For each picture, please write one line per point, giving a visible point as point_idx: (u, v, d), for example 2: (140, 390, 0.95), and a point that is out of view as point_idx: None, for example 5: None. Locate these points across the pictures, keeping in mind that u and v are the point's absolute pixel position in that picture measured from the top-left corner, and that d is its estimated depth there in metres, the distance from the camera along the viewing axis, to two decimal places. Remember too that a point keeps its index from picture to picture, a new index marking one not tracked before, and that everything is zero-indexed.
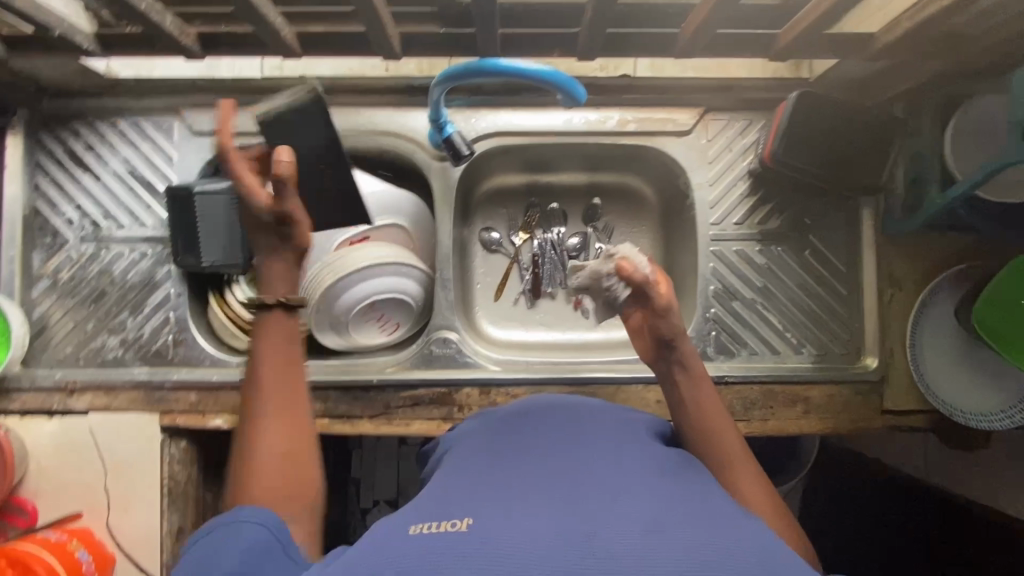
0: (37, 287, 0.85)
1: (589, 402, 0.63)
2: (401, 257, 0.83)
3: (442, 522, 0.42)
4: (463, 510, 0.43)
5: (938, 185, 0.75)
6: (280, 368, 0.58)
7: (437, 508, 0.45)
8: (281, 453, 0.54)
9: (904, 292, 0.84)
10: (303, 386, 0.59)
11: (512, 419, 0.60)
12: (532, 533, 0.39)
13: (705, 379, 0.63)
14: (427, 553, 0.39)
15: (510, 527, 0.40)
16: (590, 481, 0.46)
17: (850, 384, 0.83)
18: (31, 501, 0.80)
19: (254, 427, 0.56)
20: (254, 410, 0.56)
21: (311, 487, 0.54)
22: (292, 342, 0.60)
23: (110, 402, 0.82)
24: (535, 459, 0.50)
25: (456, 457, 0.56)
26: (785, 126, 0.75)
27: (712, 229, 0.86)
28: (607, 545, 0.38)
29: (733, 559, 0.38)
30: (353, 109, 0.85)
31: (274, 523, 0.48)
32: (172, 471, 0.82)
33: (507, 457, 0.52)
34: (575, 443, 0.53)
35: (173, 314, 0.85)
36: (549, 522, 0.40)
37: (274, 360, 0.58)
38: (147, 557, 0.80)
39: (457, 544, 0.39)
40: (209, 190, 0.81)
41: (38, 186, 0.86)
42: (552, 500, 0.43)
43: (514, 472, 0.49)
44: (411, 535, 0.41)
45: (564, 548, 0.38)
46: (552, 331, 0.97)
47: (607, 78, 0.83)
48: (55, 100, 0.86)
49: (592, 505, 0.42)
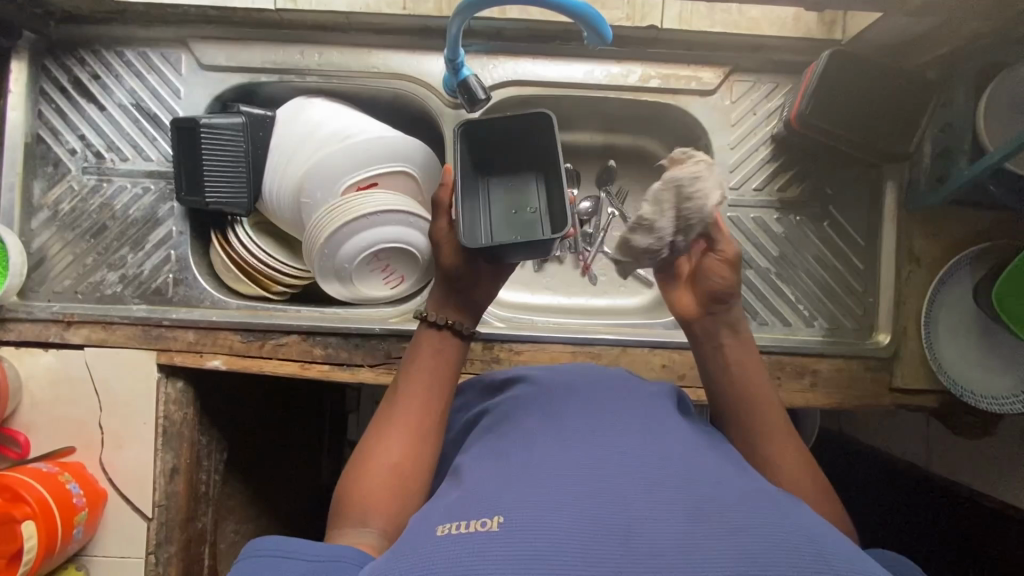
0: (37, 218, 0.83)
1: (608, 379, 0.60)
2: (409, 205, 0.80)
3: (471, 521, 0.39)
4: (491, 506, 0.40)
5: (967, 156, 0.72)
6: (431, 382, 0.63)
7: (464, 505, 0.42)
8: (400, 454, 0.56)
9: (923, 269, 0.81)
10: (442, 401, 0.62)
11: (525, 398, 0.58)
12: (573, 537, 0.37)
13: (749, 344, 0.65)
14: (459, 558, 0.36)
15: (548, 525, 0.37)
16: (623, 468, 0.43)
17: (861, 359, 0.81)
18: (24, 433, 0.79)
19: (378, 430, 0.59)
20: (387, 408, 0.61)
21: (410, 494, 0.55)
22: (444, 364, 0.64)
23: (107, 337, 0.80)
24: (567, 440, 0.48)
25: (477, 446, 0.54)
26: (814, 85, 0.75)
27: (730, 194, 0.85)
28: (648, 541, 0.36)
29: (764, 555, 0.35)
30: (367, 50, 0.83)
31: (332, 550, 0.45)
32: (167, 411, 0.80)
33: (526, 436, 0.50)
34: (595, 422, 0.51)
35: (175, 253, 0.83)
36: (585, 518, 0.38)
37: (427, 376, 0.63)
38: (140, 494, 0.79)
39: (490, 546, 0.37)
40: (218, 126, 0.80)
41: (41, 113, 0.83)
42: (590, 492, 0.41)
43: (538, 455, 0.46)
44: (438, 537, 0.39)
45: (605, 550, 0.36)
46: (559, 295, 0.95)
47: (631, 30, 0.81)
48: (62, 25, 0.83)
49: (625, 497, 0.40)
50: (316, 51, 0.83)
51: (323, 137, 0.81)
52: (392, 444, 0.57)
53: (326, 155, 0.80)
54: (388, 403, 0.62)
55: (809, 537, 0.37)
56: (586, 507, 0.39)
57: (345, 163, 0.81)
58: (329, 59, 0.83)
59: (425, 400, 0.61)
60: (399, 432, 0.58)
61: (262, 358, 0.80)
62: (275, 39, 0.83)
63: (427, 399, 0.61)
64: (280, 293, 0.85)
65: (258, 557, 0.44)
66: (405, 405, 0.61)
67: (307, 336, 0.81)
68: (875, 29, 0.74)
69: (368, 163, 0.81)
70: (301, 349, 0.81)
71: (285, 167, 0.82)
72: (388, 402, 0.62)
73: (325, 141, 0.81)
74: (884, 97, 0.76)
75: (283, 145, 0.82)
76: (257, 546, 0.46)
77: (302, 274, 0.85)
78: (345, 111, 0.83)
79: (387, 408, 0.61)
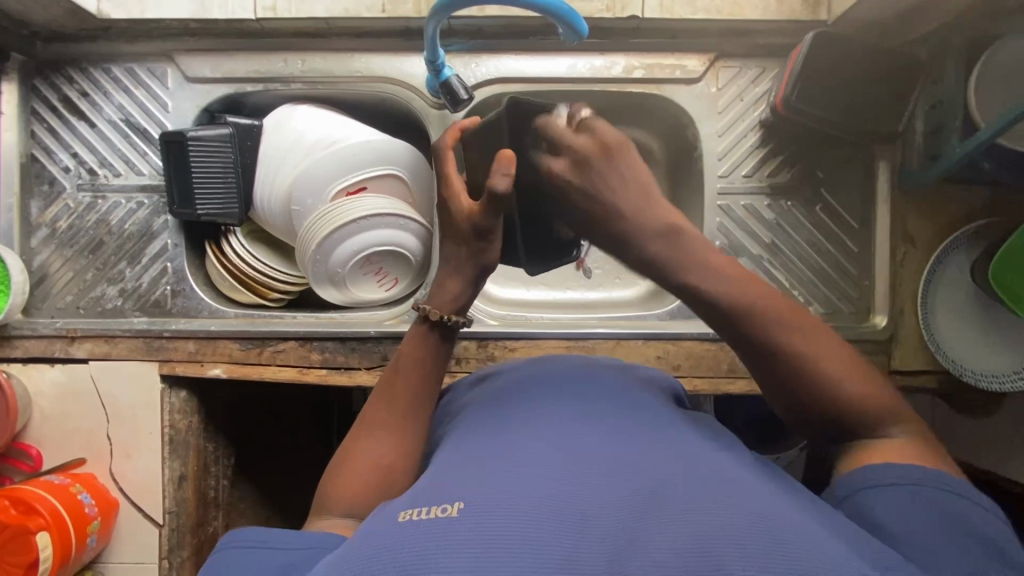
0: (36, 236, 0.85)
1: (580, 371, 0.62)
2: (398, 208, 0.80)
3: (432, 508, 0.41)
4: (451, 494, 0.42)
5: (959, 134, 0.71)
6: (422, 379, 0.60)
7: (430, 492, 0.43)
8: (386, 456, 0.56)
9: (918, 249, 0.80)
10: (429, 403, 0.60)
11: (492, 393, 0.61)
12: (539, 523, 0.38)
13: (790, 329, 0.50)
14: (418, 542, 0.38)
15: (515, 514, 0.39)
16: (589, 456, 0.45)
17: (858, 343, 0.80)
18: (36, 447, 0.82)
19: (364, 429, 0.58)
20: (373, 408, 0.59)
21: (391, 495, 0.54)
22: (436, 361, 0.62)
23: (110, 350, 0.82)
24: (541, 436, 0.49)
25: (455, 434, 0.55)
26: (798, 69, 0.74)
27: (720, 182, 0.84)
28: (602, 524, 0.38)
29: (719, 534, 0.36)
30: (349, 55, 0.84)
31: (296, 540, 0.46)
32: (172, 420, 0.82)
33: (498, 427, 0.52)
34: (568, 415, 0.52)
35: (171, 265, 0.84)
36: (543, 504, 0.40)
37: (417, 375, 0.60)
38: (150, 502, 0.81)
39: (447, 533, 0.38)
40: (206, 136, 0.80)
41: (34, 133, 0.85)
42: (561, 486, 0.42)
43: (503, 446, 0.48)
44: (400, 524, 0.40)
45: (559, 534, 0.37)
46: (553, 290, 0.95)
47: (613, 21, 0.79)
48: (49, 45, 0.84)
49: (586, 484, 0.42)
50: (299, 58, 0.84)
51: (309, 145, 0.81)
52: (378, 443, 0.57)
53: (312, 162, 0.80)
54: (377, 399, 0.60)
55: (767, 515, 0.38)
56: (545, 492, 0.41)
57: (333, 169, 0.81)
58: (313, 66, 0.84)
59: (408, 400, 0.59)
60: (388, 431, 0.57)
61: (261, 365, 0.82)
62: (259, 48, 0.84)
63: (417, 398, 0.59)
64: (278, 300, 0.86)
65: (234, 552, 0.46)
66: (394, 402, 0.59)
67: (304, 342, 0.82)
68: (862, 8, 0.73)
69: (357, 169, 0.82)
70: (298, 355, 0.82)
71: (274, 175, 0.82)
72: (378, 396, 0.60)
73: (312, 148, 0.81)
74: (869, 77, 0.75)
75: (271, 156, 0.83)
76: (234, 539, 0.47)
77: (298, 281, 0.86)
78: (330, 116, 0.83)
79: (375, 404, 0.60)
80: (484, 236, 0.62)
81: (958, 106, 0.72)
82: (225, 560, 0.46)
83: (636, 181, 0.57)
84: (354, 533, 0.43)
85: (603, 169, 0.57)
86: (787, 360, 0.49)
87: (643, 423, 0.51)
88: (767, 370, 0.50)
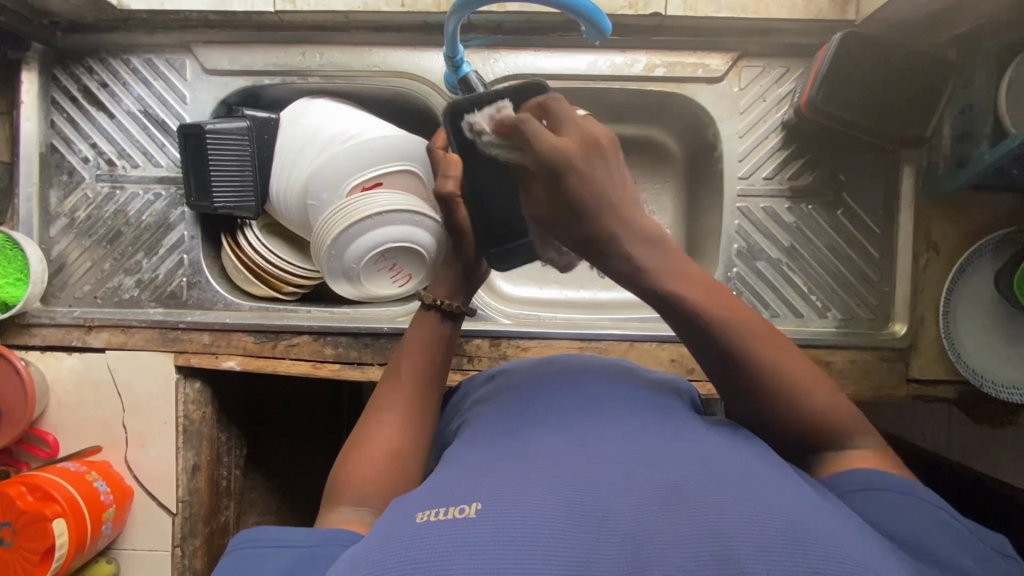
0: (55, 226, 0.85)
1: (595, 370, 0.61)
2: (414, 204, 0.80)
3: (449, 509, 0.40)
4: (467, 494, 0.42)
5: (988, 140, 0.70)
6: (428, 358, 0.62)
7: (447, 492, 0.43)
8: (397, 438, 0.56)
9: (941, 257, 0.79)
10: (435, 387, 0.61)
11: (506, 392, 0.60)
12: (559, 528, 0.38)
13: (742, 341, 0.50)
14: (436, 543, 0.37)
15: (535, 517, 0.39)
16: (606, 457, 0.45)
17: (876, 351, 0.79)
18: (53, 434, 0.83)
19: (371, 414, 0.59)
20: (379, 397, 0.60)
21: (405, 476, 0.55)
22: (444, 343, 0.64)
23: (127, 340, 0.83)
24: (560, 436, 0.48)
25: (466, 433, 0.55)
26: (824, 71, 0.72)
27: (739, 183, 0.83)
28: (623, 529, 0.38)
29: (743, 546, 0.35)
30: (367, 49, 0.83)
31: (309, 537, 0.46)
32: (187, 411, 0.82)
33: (513, 427, 0.52)
34: (585, 416, 0.52)
35: (187, 257, 0.85)
36: (559, 506, 0.39)
37: (422, 355, 0.62)
38: (164, 491, 0.82)
39: (466, 534, 0.38)
40: (224, 130, 0.80)
41: (54, 123, 0.85)
42: (580, 489, 0.41)
43: (517, 448, 0.48)
44: (418, 523, 0.40)
45: (579, 538, 0.37)
46: (566, 289, 0.95)
47: (635, 18, 0.77)
48: (69, 35, 0.84)
49: (602, 486, 0.42)
50: (316, 51, 0.83)
51: (326, 140, 0.81)
52: (387, 427, 0.57)
53: (329, 156, 0.80)
54: (384, 384, 0.61)
55: (792, 523, 0.38)
56: (562, 495, 0.41)
57: (349, 164, 0.81)
58: (330, 60, 0.83)
59: (415, 386, 0.60)
60: (396, 416, 0.58)
61: (275, 358, 0.82)
62: (277, 41, 0.83)
63: (423, 380, 0.61)
64: (292, 293, 0.86)
65: (247, 550, 0.46)
66: (400, 386, 0.60)
67: (318, 336, 0.82)
68: (892, 9, 0.71)
69: (373, 164, 0.81)
70: (312, 349, 0.82)
71: (290, 169, 0.82)
72: (385, 382, 0.61)
73: (329, 142, 0.81)
74: (897, 81, 0.73)
75: (288, 148, 0.83)
76: (246, 539, 0.47)
77: (312, 274, 0.86)
78: (347, 110, 0.83)
79: (381, 389, 0.61)
80: (461, 238, 0.65)
81: (989, 111, 0.70)
82: (234, 563, 0.46)
83: (619, 191, 0.56)
84: (372, 531, 0.43)
85: (603, 168, 0.56)
86: (754, 369, 0.50)
87: (658, 425, 0.51)
88: (734, 388, 0.52)
